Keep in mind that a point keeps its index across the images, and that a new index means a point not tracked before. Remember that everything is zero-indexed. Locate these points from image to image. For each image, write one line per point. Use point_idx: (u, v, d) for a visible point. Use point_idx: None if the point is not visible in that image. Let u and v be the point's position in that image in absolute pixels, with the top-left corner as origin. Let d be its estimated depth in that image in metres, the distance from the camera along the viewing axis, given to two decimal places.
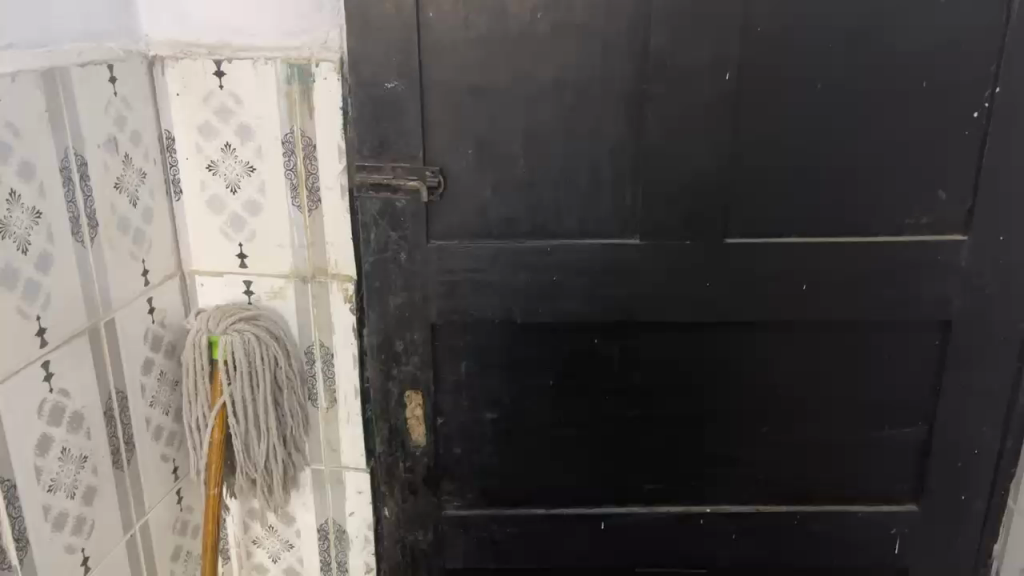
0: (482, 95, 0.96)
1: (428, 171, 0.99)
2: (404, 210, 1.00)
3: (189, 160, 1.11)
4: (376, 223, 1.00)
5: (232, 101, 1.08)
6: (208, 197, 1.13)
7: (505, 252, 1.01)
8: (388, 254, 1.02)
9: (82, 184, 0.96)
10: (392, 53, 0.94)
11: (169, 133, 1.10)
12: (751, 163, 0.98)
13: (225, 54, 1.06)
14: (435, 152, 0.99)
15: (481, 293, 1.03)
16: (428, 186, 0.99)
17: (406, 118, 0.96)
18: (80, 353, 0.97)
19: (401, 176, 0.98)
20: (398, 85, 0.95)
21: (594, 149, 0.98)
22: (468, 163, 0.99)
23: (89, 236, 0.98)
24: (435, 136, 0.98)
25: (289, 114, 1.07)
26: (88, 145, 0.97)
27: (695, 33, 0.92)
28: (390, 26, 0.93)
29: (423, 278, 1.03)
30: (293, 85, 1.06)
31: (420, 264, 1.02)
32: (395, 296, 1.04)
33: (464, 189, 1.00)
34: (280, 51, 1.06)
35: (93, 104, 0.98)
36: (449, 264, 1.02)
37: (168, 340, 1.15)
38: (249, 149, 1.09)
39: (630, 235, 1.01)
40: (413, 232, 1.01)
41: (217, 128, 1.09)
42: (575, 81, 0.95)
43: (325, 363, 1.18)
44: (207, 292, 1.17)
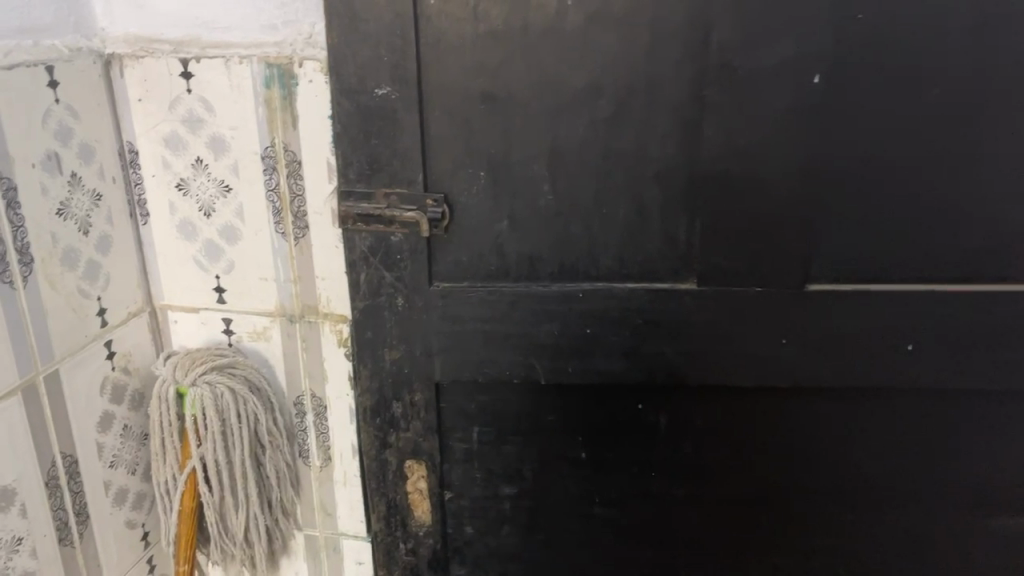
0: (497, 102, 0.76)
1: (429, 199, 0.79)
2: (400, 246, 0.81)
3: (156, 178, 0.94)
4: (366, 263, 0.82)
5: (202, 108, 0.90)
6: (178, 221, 0.96)
7: (524, 300, 0.82)
8: (383, 300, 0.83)
9: (10, 213, 0.79)
10: (383, 52, 0.75)
11: (131, 146, 0.93)
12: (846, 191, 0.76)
13: (192, 52, 0.88)
14: (438, 175, 0.79)
15: (497, 347, 0.83)
16: (429, 219, 0.79)
17: (404, 134, 0.77)
18: (9, 418, 0.81)
19: (395, 207, 0.79)
20: (392, 92, 0.76)
21: (637, 172, 0.77)
22: (481, 188, 0.79)
23: (20, 274, 0.81)
24: (439, 154, 0.78)
25: (268, 124, 0.89)
26: (18, 166, 0.80)
27: (771, 26, 0.71)
28: (381, 18, 0.74)
29: (427, 330, 0.83)
30: (273, 89, 0.88)
31: (421, 312, 0.83)
32: (392, 350, 0.84)
33: (475, 221, 0.80)
34: (257, 49, 0.87)
35: (25, 116, 0.81)
36: (457, 312, 0.82)
37: (134, 389, 0.98)
38: (224, 166, 0.92)
39: (684, 278, 0.80)
40: (409, 272, 0.81)
41: (185, 140, 0.92)
42: (615, 85, 0.75)
43: (317, 417, 1.00)
44: (183, 330, 1.01)
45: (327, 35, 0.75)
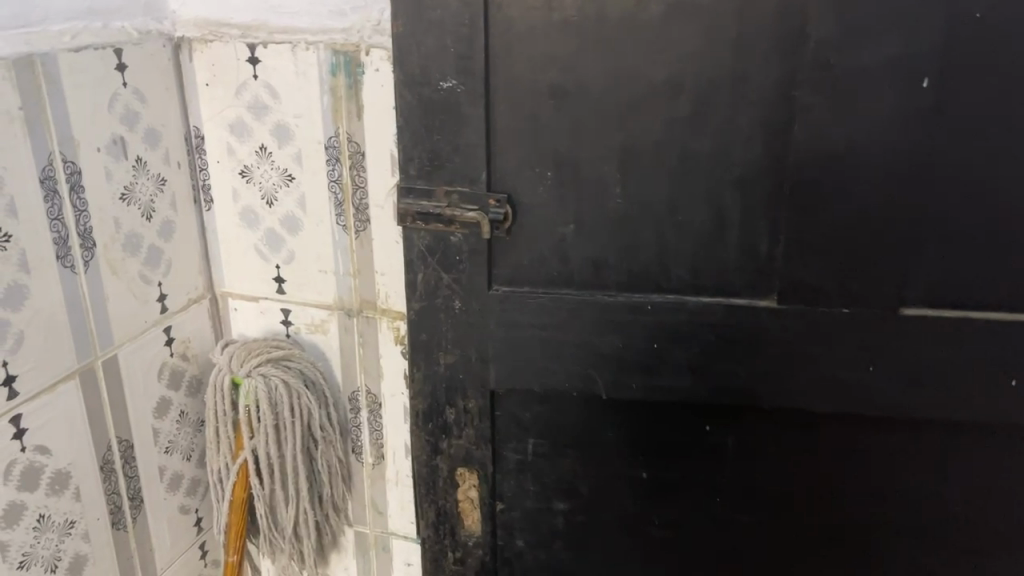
0: (568, 97, 0.71)
1: (491, 199, 0.75)
2: (459, 246, 0.77)
3: (220, 164, 0.93)
4: (423, 262, 0.78)
5: (268, 94, 0.88)
6: (241, 208, 0.95)
7: (586, 309, 0.77)
8: (440, 300, 0.79)
9: (73, 197, 0.79)
10: (449, 43, 0.71)
11: (197, 131, 0.92)
12: (953, 207, 0.68)
13: (259, 37, 0.87)
14: (503, 173, 0.75)
15: (556, 357, 0.79)
16: (490, 220, 0.75)
17: (468, 129, 0.73)
18: (66, 401, 0.81)
19: (455, 206, 0.76)
20: (458, 85, 0.72)
21: (716, 178, 0.71)
22: (546, 189, 0.75)
23: (82, 259, 0.81)
24: (504, 151, 0.74)
25: (333, 114, 0.87)
26: (83, 150, 0.80)
27: (876, 22, 0.63)
28: (448, 6, 0.69)
29: (483, 335, 0.80)
30: (339, 77, 0.85)
31: (479, 316, 0.79)
32: (447, 353, 0.81)
33: (539, 223, 0.76)
34: (324, 36, 0.84)
35: (92, 99, 0.80)
36: (515, 317, 0.78)
37: (192, 376, 0.97)
38: (287, 154, 0.90)
39: (765, 295, 0.74)
40: (468, 273, 0.78)
41: (250, 127, 0.90)
42: (696, 83, 0.69)
43: (371, 414, 0.98)
44: (242, 318, 1.00)
45: (392, 23, 0.71)
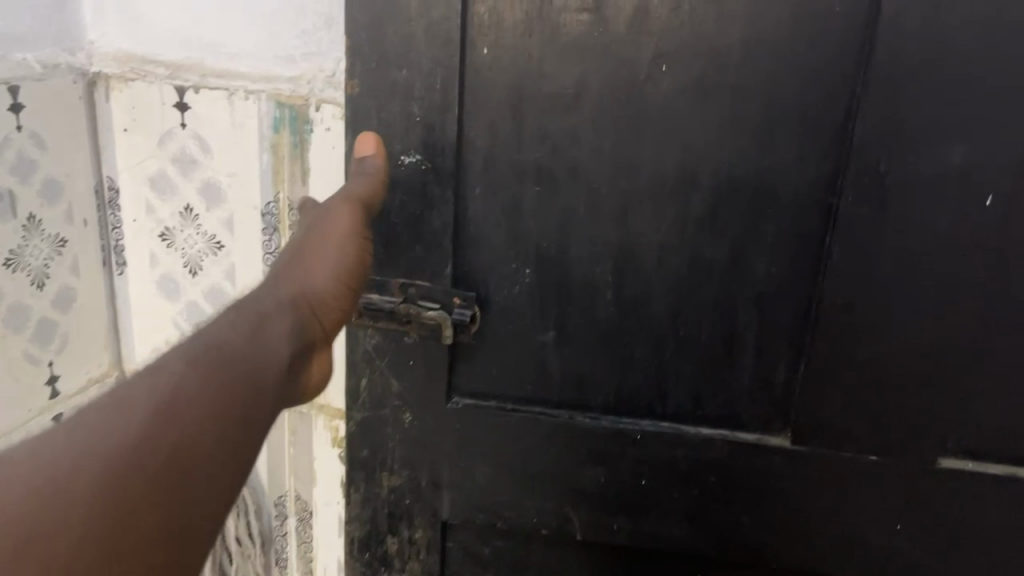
0: (555, 183, 0.59)
1: (456, 297, 0.62)
2: (414, 350, 0.64)
3: (138, 223, 0.79)
4: (370, 366, 0.65)
5: (198, 147, 0.75)
6: (159, 276, 0.80)
7: (563, 435, 0.64)
8: (388, 412, 0.66)
9: None
10: (414, 109, 0.58)
11: (112, 183, 0.79)
12: (1013, 350, 0.56)
13: (191, 79, 0.73)
14: (472, 267, 0.62)
15: (525, 486, 0.66)
16: (454, 321, 0.62)
17: (432, 213, 0.60)
18: None
19: (412, 303, 0.62)
20: (422, 160, 0.59)
21: (727, 291, 0.59)
22: (523, 289, 0.62)
23: None
24: (474, 242, 0.61)
25: (273, 175, 0.73)
26: None
27: (932, 124, 0.53)
28: (416, 65, 0.57)
29: (438, 457, 0.66)
30: (283, 134, 0.72)
31: (433, 434, 0.66)
32: (391, 474, 0.68)
33: (513, 330, 0.63)
34: (267, 85, 0.71)
35: None
36: (477, 439, 0.65)
37: None
38: (217, 218, 0.76)
39: (775, 431, 0.63)
40: (421, 383, 0.64)
41: (176, 184, 0.76)
42: (710, 181, 0.57)
43: (300, 524, 0.84)
44: None
45: (346, 80, 0.58)
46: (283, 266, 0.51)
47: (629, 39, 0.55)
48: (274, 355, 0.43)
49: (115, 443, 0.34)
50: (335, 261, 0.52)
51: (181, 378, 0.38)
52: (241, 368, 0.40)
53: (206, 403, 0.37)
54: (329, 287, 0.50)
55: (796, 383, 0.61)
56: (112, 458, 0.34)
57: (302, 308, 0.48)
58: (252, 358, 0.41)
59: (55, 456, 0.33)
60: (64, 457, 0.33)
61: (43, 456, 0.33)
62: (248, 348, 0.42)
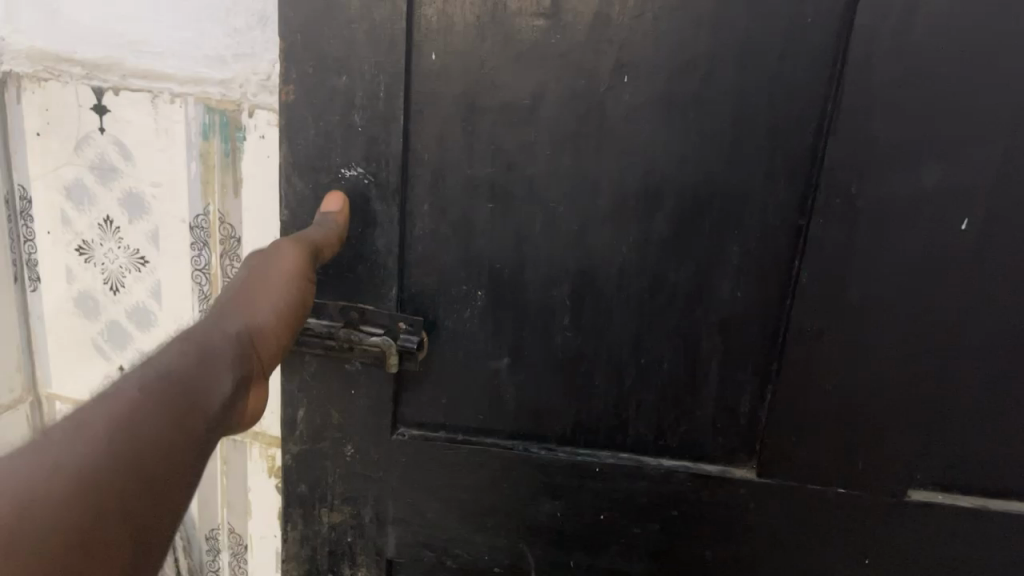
0: (509, 201, 0.54)
1: (402, 322, 0.57)
2: (354, 378, 0.59)
3: (51, 236, 0.72)
4: (305, 398, 0.60)
5: (118, 154, 0.68)
6: (76, 292, 0.74)
7: (517, 469, 0.60)
8: (325, 446, 0.61)
9: None
10: (356, 119, 0.53)
11: (23, 191, 0.72)
12: (984, 379, 0.54)
13: (111, 81, 0.67)
14: (421, 288, 0.58)
15: (476, 522, 0.62)
16: (400, 348, 0.57)
17: (376, 232, 0.56)
18: None
19: (354, 326, 0.57)
20: (365, 174, 0.54)
21: (691, 316, 0.56)
22: (475, 313, 0.58)
23: None
24: (422, 263, 0.57)
25: (202, 185, 0.67)
26: None
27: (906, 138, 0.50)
28: (358, 71, 0.52)
29: (381, 493, 0.62)
30: (213, 141, 0.66)
31: (377, 468, 0.61)
32: (330, 511, 0.63)
33: (465, 357, 0.59)
34: (196, 87, 0.65)
35: None
36: (425, 472, 0.61)
37: None
38: (140, 231, 0.70)
39: (740, 463, 0.60)
40: (364, 414, 0.60)
41: (94, 193, 0.70)
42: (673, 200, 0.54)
43: (235, 556, 0.78)
44: None
45: (281, 86, 0.53)
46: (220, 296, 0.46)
47: (590, 47, 0.51)
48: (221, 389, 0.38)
49: (77, 470, 0.28)
50: (281, 298, 0.47)
51: (140, 403, 0.32)
52: (191, 398, 0.35)
53: (164, 429, 0.32)
54: (274, 323, 0.46)
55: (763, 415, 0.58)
56: (74, 488, 0.28)
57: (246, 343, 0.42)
58: (201, 390, 0.36)
59: (18, 474, 0.27)
60: (28, 472, 0.27)
61: (0, 475, 0.27)
62: (197, 381, 0.37)
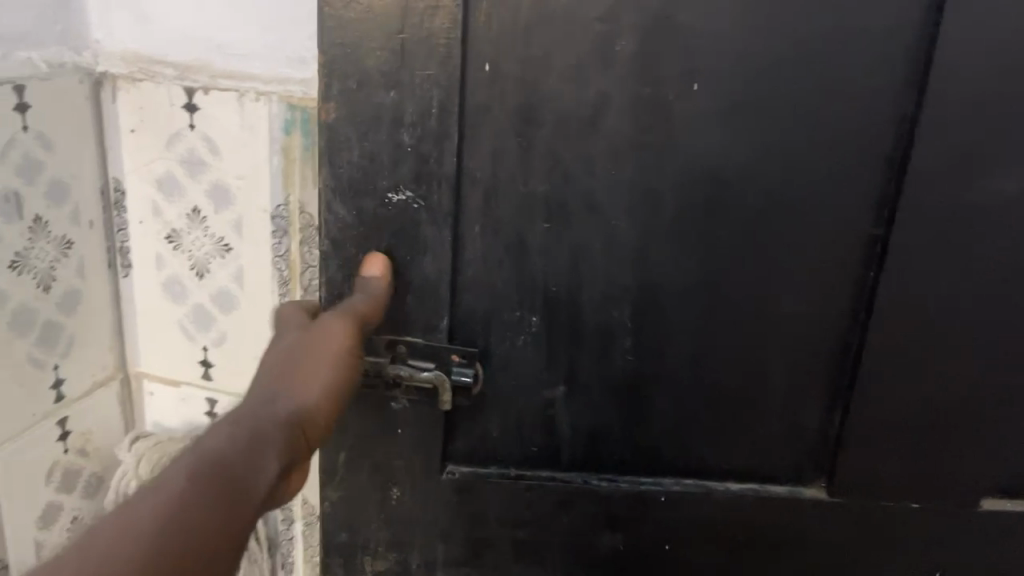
0: (566, 225, 0.56)
1: (455, 353, 0.59)
2: (404, 417, 0.61)
3: (144, 225, 0.77)
4: (353, 442, 0.62)
5: (206, 149, 0.72)
6: (165, 278, 0.78)
7: (580, 496, 0.64)
8: (377, 489, 0.64)
9: None
10: (405, 137, 0.54)
11: (118, 184, 0.76)
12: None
13: (200, 80, 0.70)
14: (469, 311, 0.59)
15: (535, 555, 0.66)
16: (454, 381, 0.59)
17: (426, 259, 0.57)
18: None
19: (403, 364, 0.59)
20: (414, 199, 0.55)
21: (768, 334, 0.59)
22: (527, 340, 0.60)
23: None
24: (473, 286, 0.58)
25: (283, 178, 0.71)
26: None
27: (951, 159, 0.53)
28: (408, 88, 0.53)
29: (435, 522, 0.65)
30: (294, 137, 0.70)
31: (423, 508, 0.64)
32: (381, 535, 0.65)
33: (517, 384, 0.61)
34: (278, 86, 0.69)
35: None
36: (475, 509, 0.64)
37: (91, 474, 0.82)
38: (225, 221, 0.74)
39: (809, 481, 0.64)
40: (417, 449, 0.62)
41: (183, 184, 0.74)
42: (737, 232, 0.56)
43: (308, 526, 0.83)
44: (157, 405, 0.84)
45: (320, 105, 0.54)
46: (276, 362, 0.50)
47: (653, 60, 0.52)
48: (271, 467, 0.42)
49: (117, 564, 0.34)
50: (331, 363, 0.51)
51: (185, 492, 0.37)
52: (239, 479, 0.40)
53: (211, 513, 0.37)
54: (323, 392, 0.49)
55: (833, 430, 0.62)
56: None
57: (295, 420, 0.46)
58: (248, 471, 0.41)
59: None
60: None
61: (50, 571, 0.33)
62: (244, 464, 0.41)
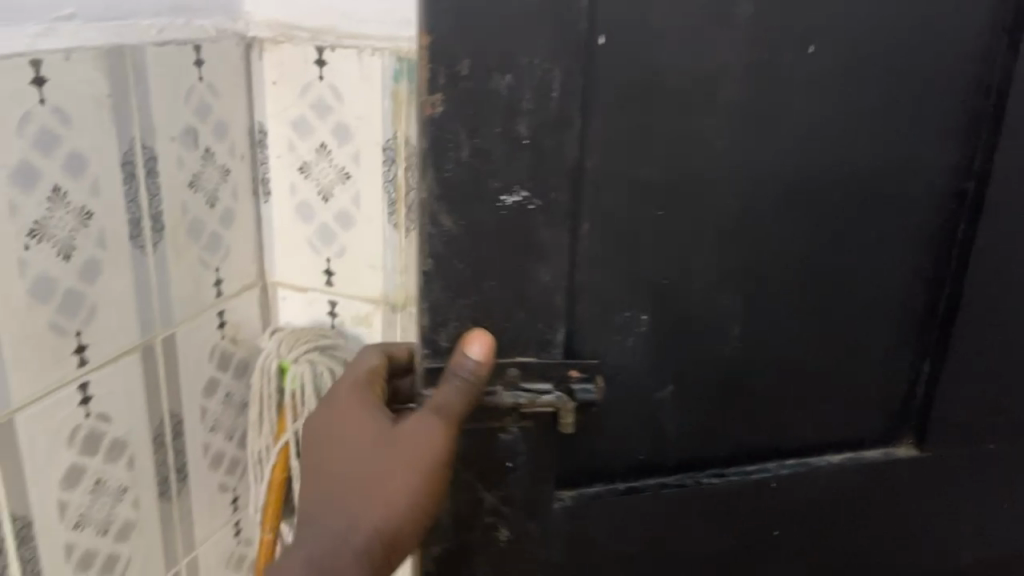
0: (674, 239, 0.66)
1: (573, 371, 0.65)
2: (514, 445, 0.67)
3: (280, 159, 0.95)
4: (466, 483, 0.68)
5: (332, 96, 0.89)
6: (297, 202, 0.97)
7: (690, 498, 0.75)
8: (484, 526, 0.70)
9: (148, 180, 0.81)
10: (521, 131, 0.58)
11: (261, 126, 0.94)
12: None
13: (328, 40, 0.88)
14: (582, 324, 0.66)
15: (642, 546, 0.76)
16: (576, 400, 0.65)
17: None
18: (129, 371, 0.83)
19: (520, 389, 0.64)
20: (530, 200, 0.60)
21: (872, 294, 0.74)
22: (636, 339, 0.68)
23: (151, 239, 0.83)
24: (588, 289, 0.65)
25: (393, 117, 0.88)
26: (160, 138, 0.82)
27: (940, 152, 0.70)
28: (523, 71, 0.56)
29: (541, 547, 0.72)
30: (401, 84, 0.87)
31: (534, 535, 0.72)
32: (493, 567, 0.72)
33: (627, 386, 0.70)
34: (390, 43, 0.86)
35: (173, 90, 0.82)
36: (585, 524, 0.73)
37: (239, 359, 1.00)
38: (346, 153, 0.91)
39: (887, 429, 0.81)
40: (521, 477, 0.69)
41: (312, 124, 0.92)
42: (811, 251, 0.70)
43: None
44: (289, 309, 1.02)
45: (425, 98, 0.55)
46: (357, 484, 0.60)
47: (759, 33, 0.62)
48: None
49: None
50: (406, 487, 0.59)
51: None
52: None
53: None
54: (400, 515, 0.59)
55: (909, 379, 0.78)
56: None
57: (373, 552, 0.59)
58: None
59: None
60: None
61: None
62: None
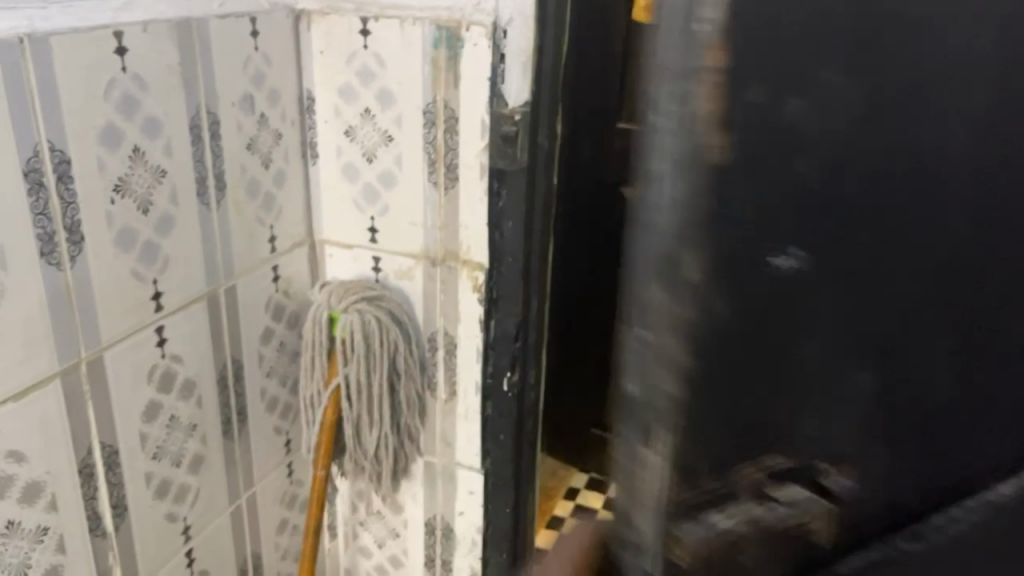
0: None
1: None
2: None
3: (328, 124, 1.02)
4: None
5: (376, 63, 0.96)
6: (343, 165, 1.04)
7: None
8: None
9: (212, 143, 0.89)
10: None
11: (309, 94, 1.01)
12: None
13: (372, 11, 0.94)
14: None
15: None
16: None
17: None
18: (197, 318, 0.91)
19: None
20: None
21: None
22: None
23: (215, 197, 0.91)
24: None
25: (432, 82, 0.94)
26: (222, 103, 0.89)
27: None
28: None
29: None
30: (440, 51, 0.93)
31: None
32: None
33: None
34: (429, 12, 0.92)
35: (233, 59, 0.90)
36: None
37: (292, 310, 1.08)
38: (389, 117, 0.98)
39: None
40: None
41: (357, 91, 0.99)
42: None
43: (448, 353, 1.07)
44: (337, 264, 1.10)
45: None
46: None
47: None
48: None
49: None
50: None
51: None
52: None
53: None
54: None
55: None
56: None
57: None
58: None
59: None
60: None
61: None
62: None
